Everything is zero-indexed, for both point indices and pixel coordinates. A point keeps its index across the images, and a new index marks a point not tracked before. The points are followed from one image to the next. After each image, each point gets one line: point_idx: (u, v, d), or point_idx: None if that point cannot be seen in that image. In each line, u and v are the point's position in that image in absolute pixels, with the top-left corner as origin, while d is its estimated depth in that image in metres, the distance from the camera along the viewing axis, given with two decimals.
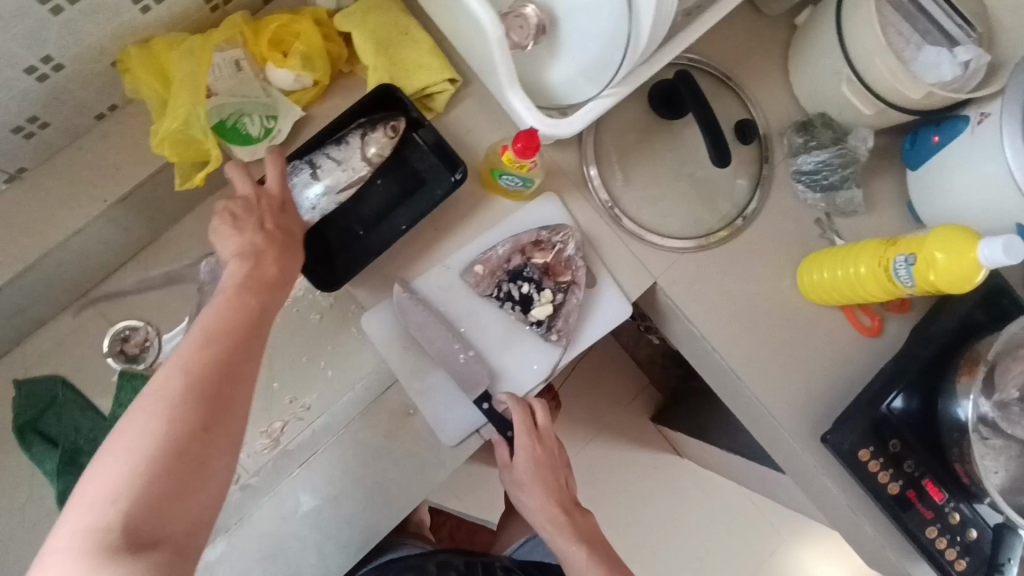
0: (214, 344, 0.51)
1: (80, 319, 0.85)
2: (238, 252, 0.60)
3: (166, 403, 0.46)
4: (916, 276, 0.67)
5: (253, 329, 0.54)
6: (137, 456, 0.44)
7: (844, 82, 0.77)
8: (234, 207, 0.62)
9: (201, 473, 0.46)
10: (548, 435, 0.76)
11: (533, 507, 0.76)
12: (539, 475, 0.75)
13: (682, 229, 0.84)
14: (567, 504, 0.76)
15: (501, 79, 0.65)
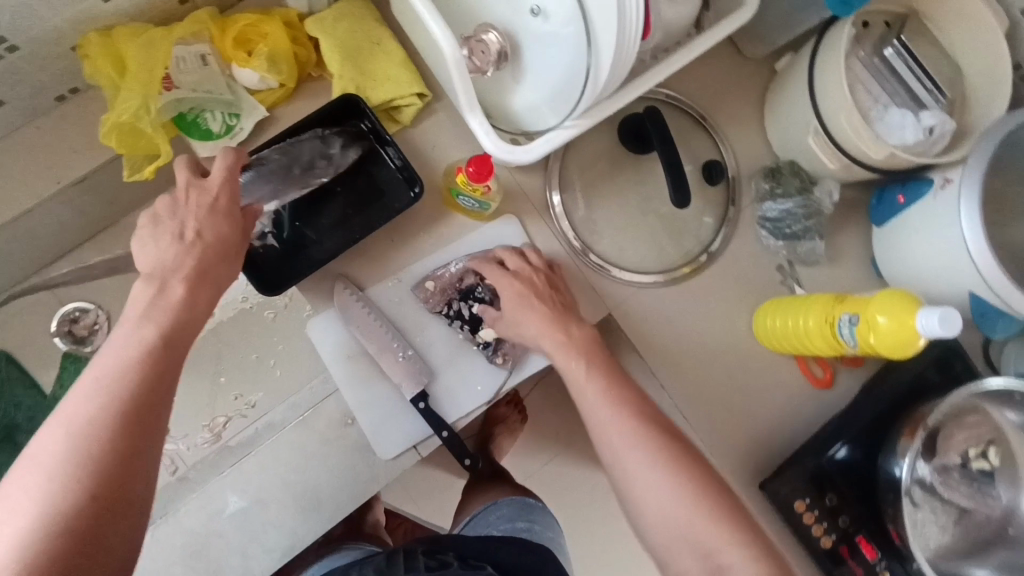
0: (104, 397, 0.47)
1: (35, 295, 0.86)
2: (148, 274, 0.57)
3: (47, 479, 0.43)
4: (859, 336, 0.67)
5: (152, 368, 0.50)
6: (15, 547, 0.41)
7: (811, 133, 0.77)
8: (157, 209, 0.61)
9: (98, 548, 0.44)
10: (537, 273, 0.76)
11: (528, 326, 0.73)
12: (525, 299, 0.73)
13: (643, 263, 0.84)
14: (559, 315, 0.73)
15: (461, 101, 0.65)
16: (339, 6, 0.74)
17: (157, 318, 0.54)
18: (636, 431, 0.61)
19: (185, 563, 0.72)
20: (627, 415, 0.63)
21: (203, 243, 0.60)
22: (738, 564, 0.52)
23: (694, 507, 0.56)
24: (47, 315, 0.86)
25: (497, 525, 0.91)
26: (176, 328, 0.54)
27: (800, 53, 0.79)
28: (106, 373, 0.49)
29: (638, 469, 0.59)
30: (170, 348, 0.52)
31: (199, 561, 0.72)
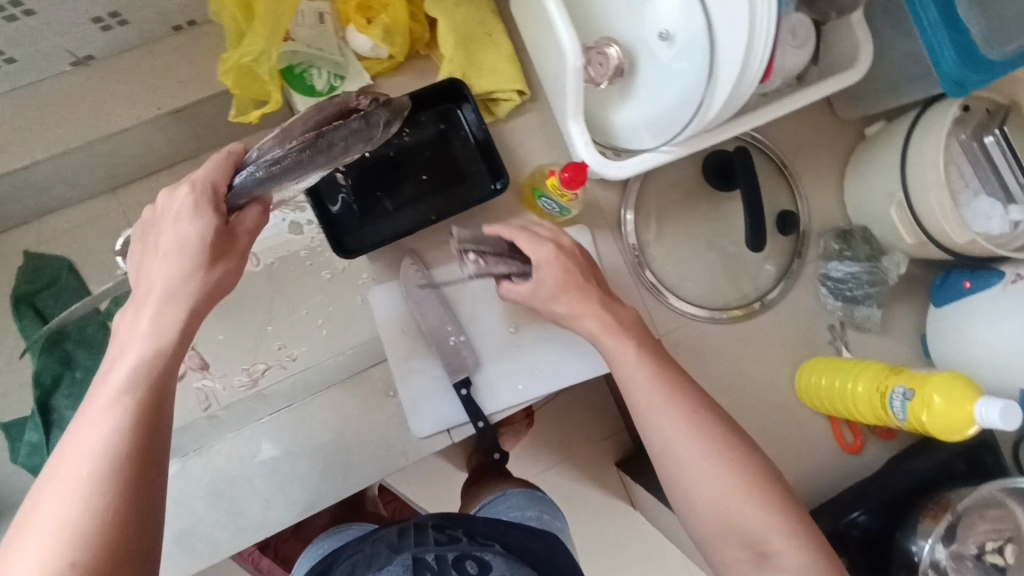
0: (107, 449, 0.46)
1: (104, 211, 0.86)
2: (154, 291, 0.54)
3: (55, 541, 0.42)
4: (910, 412, 0.68)
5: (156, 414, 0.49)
6: None
7: (894, 206, 0.78)
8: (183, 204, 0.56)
9: None
10: (568, 244, 0.72)
11: (563, 306, 0.70)
12: (570, 279, 0.69)
13: (699, 296, 0.85)
14: (602, 297, 0.70)
15: (567, 108, 0.66)
16: None
17: (135, 356, 0.50)
18: (679, 411, 0.65)
19: (210, 500, 0.74)
20: (671, 399, 0.65)
21: (179, 265, 0.54)
22: (783, 551, 0.59)
23: (744, 505, 0.61)
24: (113, 232, 0.87)
25: (506, 514, 0.90)
26: (151, 366, 0.50)
27: (897, 124, 0.79)
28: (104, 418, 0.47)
29: (688, 456, 0.63)
30: (143, 392, 0.49)
31: (224, 499, 0.74)
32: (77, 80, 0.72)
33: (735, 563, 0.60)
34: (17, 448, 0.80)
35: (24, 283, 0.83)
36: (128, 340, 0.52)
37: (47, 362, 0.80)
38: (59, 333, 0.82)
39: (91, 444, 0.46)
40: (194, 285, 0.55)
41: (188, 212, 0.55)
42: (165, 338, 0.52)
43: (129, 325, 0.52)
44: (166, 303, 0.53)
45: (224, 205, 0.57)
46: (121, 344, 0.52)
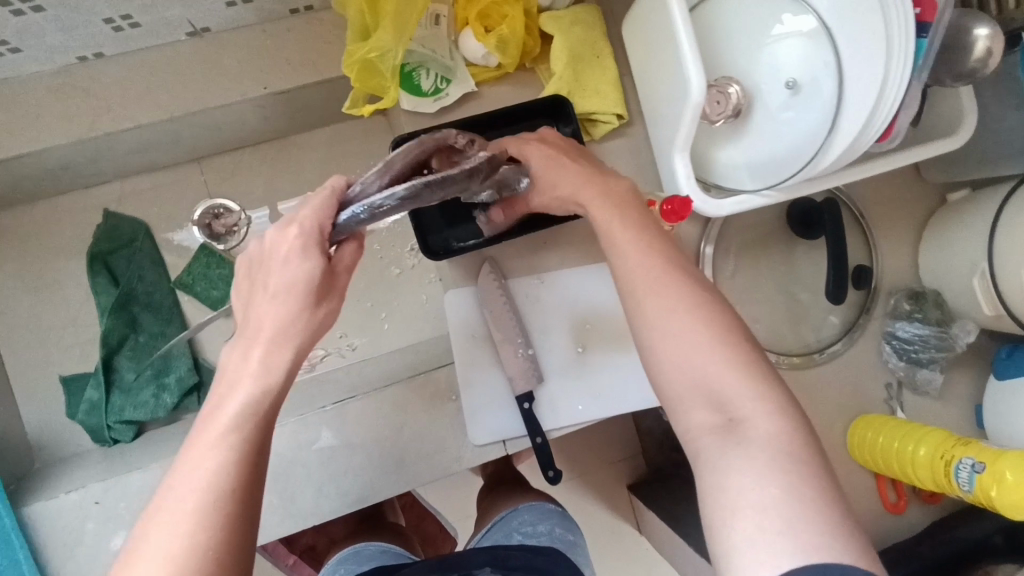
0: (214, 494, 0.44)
1: (186, 179, 0.87)
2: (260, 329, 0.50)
3: None
4: (978, 484, 0.70)
5: (258, 457, 0.47)
6: None
7: (976, 275, 0.79)
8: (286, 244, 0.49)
9: None
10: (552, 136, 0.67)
11: (557, 187, 0.62)
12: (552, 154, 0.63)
13: (764, 339, 0.85)
14: (589, 173, 0.62)
15: (677, 140, 0.67)
16: (577, 9, 0.75)
17: (239, 396, 0.48)
18: (654, 261, 0.54)
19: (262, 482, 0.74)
20: (648, 248, 0.55)
21: (286, 307, 0.50)
22: (752, 415, 0.46)
23: (734, 379, 0.48)
24: (191, 200, 0.87)
25: (518, 531, 0.86)
26: (258, 405, 0.48)
27: (985, 195, 0.79)
28: (208, 458, 0.45)
29: (652, 311, 0.51)
30: (249, 430, 0.47)
31: (276, 482, 0.74)
32: (190, 49, 0.73)
33: (702, 433, 0.47)
34: (77, 405, 0.81)
35: (100, 241, 0.83)
36: (233, 379, 0.49)
37: (115, 322, 0.81)
38: (130, 296, 0.82)
39: (196, 481, 0.44)
40: (304, 326, 0.51)
41: (296, 254, 0.49)
42: (272, 378, 0.49)
43: (238, 363, 0.49)
44: (273, 346, 0.49)
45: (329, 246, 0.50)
46: (226, 382, 0.49)
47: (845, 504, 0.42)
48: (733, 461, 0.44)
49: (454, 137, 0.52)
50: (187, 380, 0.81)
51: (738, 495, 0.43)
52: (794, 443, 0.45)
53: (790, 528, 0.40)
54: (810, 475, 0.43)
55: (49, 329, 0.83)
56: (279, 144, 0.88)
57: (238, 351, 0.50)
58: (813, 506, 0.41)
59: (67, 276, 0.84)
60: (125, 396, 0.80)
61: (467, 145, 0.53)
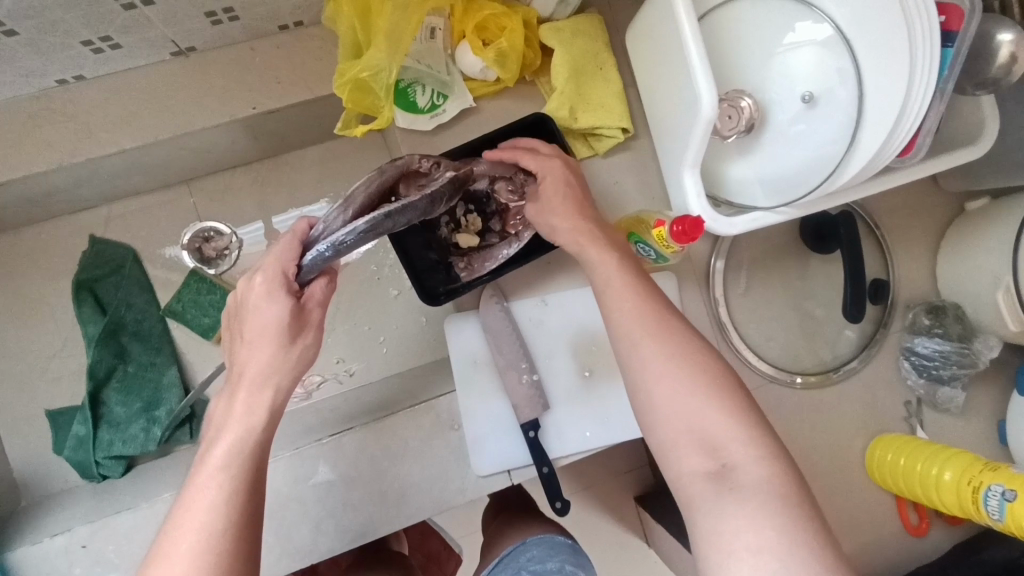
0: (208, 532, 0.46)
1: (173, 202, 0.84)
2: (241, 372, 0.53)
3: None
4: (1009, 514, 0.66)
5: (252, 490, 0.49)
6: None
7: (1000, 290, 0.74)
8: (254, 290, 0.54)
9: None
10: (574, 172, 0.67)
11: (559, 223, 0.64)
12: (570, 192, 0.66)
13: (779, 358, 0.81)
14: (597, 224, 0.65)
15: (687, 156, 0.64)
16: (578, 19, 0.72)
17: (226, 438, 0.51)
18: (644, 310, 0.57)
19: None
20: (641, 300, 0.58)
21: (264, 349, 0.53)
22: (741, 461, 0.50)
23: (722, 427, 0.51)
24: (179, 224, 0.84)
25: (525, 569, 0.84)
26: (247, 444, 0.50)
27: (1006, 205, 0.76)
28: (201, 498, 0.47)
29: (648, 361, 0.55)
30: (237, 466, 0.49)
31: (271, 520, 0.70)
32: (173, 71, 0.70)
33: (695, 479, 0.51)
34: (64, 440, 0.78)
35: (86, 268, 0.80)
36: (221, 423, 0.52)
37: (101, 353, 0.77)
38: (117, 324, 0.79)
39: (192, 523, 0.46)
40: (286, 363, 0.54)
41: (264, 298, 0.53)
42: (256, 416, 0.52)
43: (224, 408, 0.52)
44: (254, 386, 0.53)
45: (295, 285, 0.55)
46: (216, 427, 0.52)
47: (831, 543, 0.46)
48: (727, 509, 0.48)
49: (416, 163, 0.59)
50: (179, 412, 0.79)
51: (733, 540, 0.47)
52: (783, 485, 0.48)
53: (781, 575, 0.44)
54: (801, 521, 0.47)
55: (35, 361, 0.80)
56: (270, 164, 0.85)
57: (224, 399, 0.53)
58: (805, 551, 0.45)
59: (52, 306, 0.81)
60: (114, 430, 0.77)
61: (432, 168, 0.60)
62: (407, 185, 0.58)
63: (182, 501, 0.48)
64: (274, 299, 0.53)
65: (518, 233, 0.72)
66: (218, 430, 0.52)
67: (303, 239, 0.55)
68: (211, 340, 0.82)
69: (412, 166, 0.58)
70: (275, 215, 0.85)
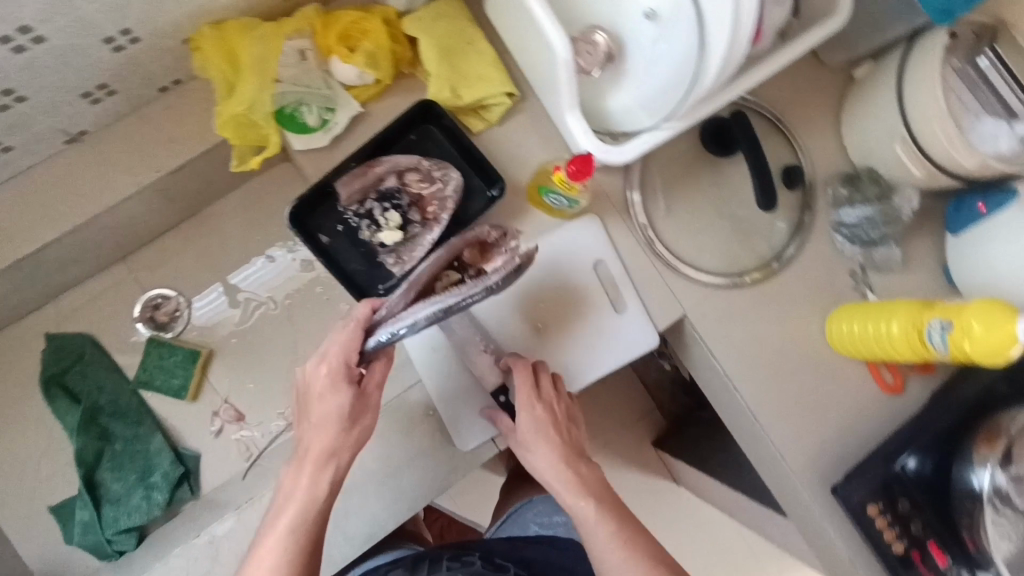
0: None
1: (117, 281, 0.88)
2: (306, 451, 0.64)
3: None
4: (951, 343, 0.68)
5: (307, 563, 0.62)
6: None
7: (898, 141, 0.77)
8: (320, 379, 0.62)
9: None
10: (559, 402, 0.71)
11: (521, 420, 0.69)
12: (549, 404, 0.71)
13: (717, 266, 0.84)
14: (552, 424, 0.70)
15: (562, 101, 0.67)
16: (435, 4, 0.75)
17: (294, 508, 0.62)
18: (607, 512, 0.68)
19: None
20: (605, 506, 0.68)
21: (326, 436, 0.63)
22: None
23: None
24: (128, 301, 0.87)
25: (533, 522, 0.96)
26: (307, 522, 0.62)
27: (883, 63, 0.79)
28: (273, 566, 0.60)
29: (607, 554, 0.65)
30: (299, 538, 0.62)
31: None
32: (70, 158, 0.72)
33: None
34: (71, 529, 0.81)
35: (50, 364, 0.82)
36: (290, 496, 0.63)
37: (84, 440, 0.81)
38: (94, 408, 0.82)
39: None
40: (345, 446, 0.64)
41: (329, 388, 0.62)
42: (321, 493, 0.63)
43: (294, 479, 0.63)
44: (321, 465, 0.63)
45: (356, 372, 0.62)
46: (284, 497, 0.63)
47: None
48: None
49: (487, 232, 0.63)
50: (173, 472, 0.82)
51: None
52: None
53: None
54: None
55: (23, 465, 0.83)
56: (197, 221, 0.90)
57: (293, 470, 0.64)
58: None
59: (25, 410, 0.83)
60: (116, 506, 0.80)
61: (501, 235, 0.63)
62: (473, 253, 0.62)
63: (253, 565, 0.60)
64: (338, 394, 0.62)
65: (437, 217, 0.74)
66: (286, 502, 0.63)
67: (367, 316, 0.59)
68: (185, 398, 0.86)
69: (483, 236, 0.63)
70: (230, 274, 0.90)
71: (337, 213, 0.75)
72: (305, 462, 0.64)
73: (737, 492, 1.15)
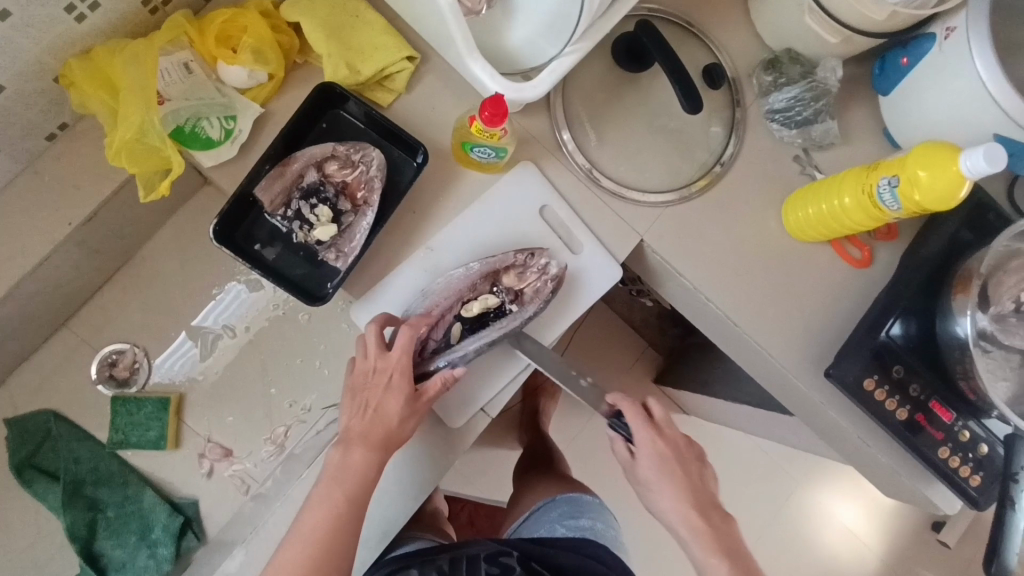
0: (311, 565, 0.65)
1: (65, 348, 0.85)
2: (359, 433, 0.69)
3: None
4: (902, 198, 0.67)
5: (344, 540, 0.67)
6: None
7: (807, 13, 0.76)
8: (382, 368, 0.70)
9: None
10: (683, 445, 0.75)
11: (641, 459, 0.73)
12: (676, 454, 0.74)
13: (663, 182, 0.83)
14: (675, 469, 0.73)
15: (460, 49, 0.64)
16: None
17: (342, 488, 0.67)
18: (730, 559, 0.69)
19: None
20: (728, 555, 0.69)
21: (377, 425, 0.69)
22: None
23: None
24: (82, 366, 0.85)
25: (560, 523, 0.89)
26: (351, 499, 0.67)
27: None
28: (318, 530, 0.66)
29: None
30: (344, 516, 0.67)
31: None
32: None
33: None
34: None
35: (16, 450, 0.82)
36: (339, 473, 0.68)
37: (72, 514, 0.80)
38: (75, 482, 0.81)
39: (296, 564, 0.65)
40: (393, 439, 0.69)
41: (391, 379, 0.69)
42: (367, 474, 0.68)
43: (345, 458, 0.68)
44: (370, 446, 0.68)
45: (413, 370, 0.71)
46: (333, 475, 0.68)
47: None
48: None
49: (515, 258, 0.75)
50: (173, 524, 0.81)
51: None
52: None
53: None
54: None
55: (21, 549, 0.82)
56: (130, 268, 0.87)
57: (343, 450, 0.68)
58: None
59: (8, 496, 0.82)
60: (123, 572, 0.81)
61: (528, 257, 0.75)
62: (505, 276, 0.76)
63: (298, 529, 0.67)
64: (399, 384, 0.69)
65: (367, 202, 0.73)
66: (335, 480, 0.67)
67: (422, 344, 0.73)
68: (166, 448, 0.84)
69: (509, 262, 0.75)
70: (193, 317, 0.87)
71: (266, 222, 0.73)
72: (354, 444, 0.68)
73: (741, 405, 1.15)
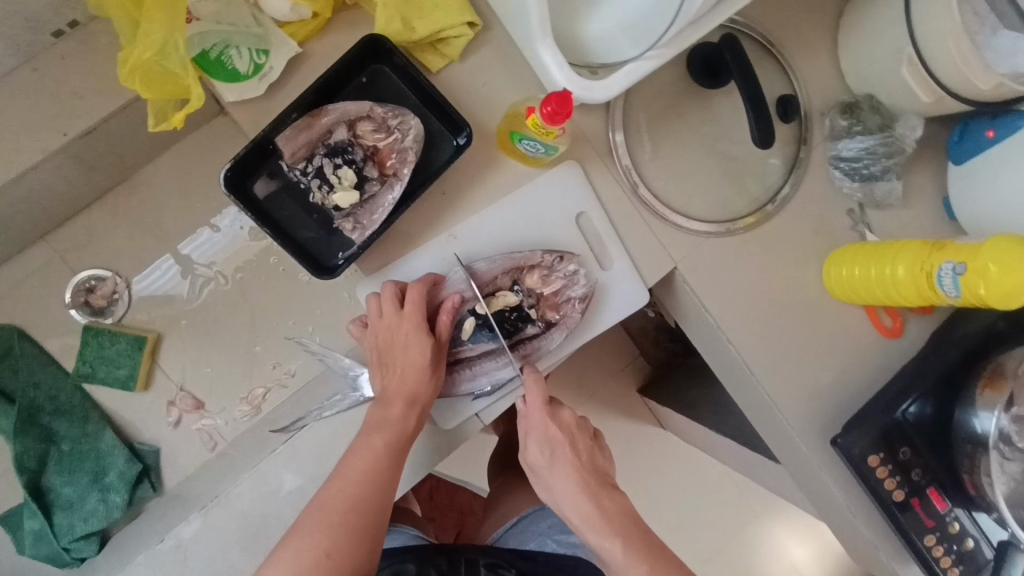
0: (349, 505, 0.62)
1: (42, 264, 0.80)
2: (387, 389, 0.65)
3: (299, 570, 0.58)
4: (963, 287, 0.63)
5: (386, 486, 0.64)
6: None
7: (904, 63, 0.70)
8: (389, 317, 0.66)
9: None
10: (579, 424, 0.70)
11: (533, 446, 0.69)
12: (570, 437, 0.69)
13: (708, 211, 0.77)
14: (571, 446, 0.69)
15: (533, 30, 0.58)
16: None
17: (382, 436, 0.64)
18: (635, 546, 0.65)
19: (242, 545, 0.68)
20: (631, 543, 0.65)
21: (405, 382, 0.65)
22: None
23: None
24: (58, 285, 0.80)
25: (549, 537, 0.88)
26: (391, 448, 0.64)
27: None
28: (360, 469, 0.63)
29: None
30: (384, 461, 0.64)
31: (259, 539, 0.68)
32: None
33: None
34: (22, 539, 0.77)
35: None
36: (379, 425, 0.64)
37: (21, 444, 0.74)
38: (31, 408, 0.75)
39: (338, 499, 0.62)
40: (426, 392, 0.66)
41: (412, 334, 0.65)
42: (404, 427, 0.65)
43: (383, 411, 0.65)
44: (406, 402, 0.65)
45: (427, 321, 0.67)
46: (372, 425, 0.64)
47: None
48: None
49: (543, 260, 0.70)
50: (129, 471, 0.77)
51: None
52: None
53: None
54: None
55: None
56: (124, 191, 0.81)
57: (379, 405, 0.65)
58: None
59: None
60: (69, 513, 0.75)
61: (556, 260, 0.71)
62: (529, 277, 0.71)
63: (339, 469, 0.63)
64: (420, 336, 0.65)
65: (397, 174, 0.67)
66: (374, 429, 0.64)
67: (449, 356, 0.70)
68: (134, 390, 0.79)
69: (537, 263, 0.70)
70: (184, 250, 0.82)
71: (282, 173, 0.67)
72: (391, 402, 0.65)
73: (724, 438, 1.13)
